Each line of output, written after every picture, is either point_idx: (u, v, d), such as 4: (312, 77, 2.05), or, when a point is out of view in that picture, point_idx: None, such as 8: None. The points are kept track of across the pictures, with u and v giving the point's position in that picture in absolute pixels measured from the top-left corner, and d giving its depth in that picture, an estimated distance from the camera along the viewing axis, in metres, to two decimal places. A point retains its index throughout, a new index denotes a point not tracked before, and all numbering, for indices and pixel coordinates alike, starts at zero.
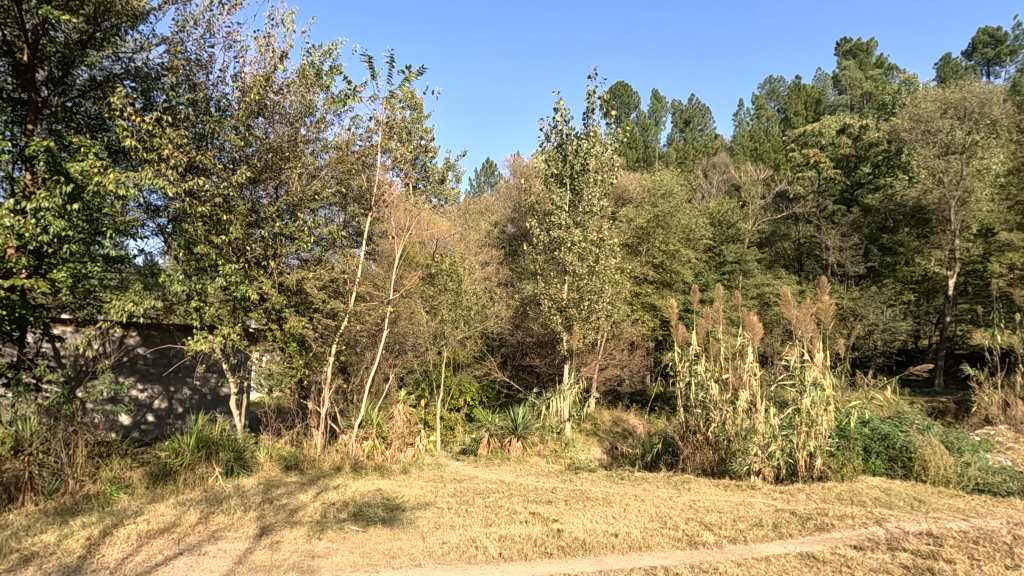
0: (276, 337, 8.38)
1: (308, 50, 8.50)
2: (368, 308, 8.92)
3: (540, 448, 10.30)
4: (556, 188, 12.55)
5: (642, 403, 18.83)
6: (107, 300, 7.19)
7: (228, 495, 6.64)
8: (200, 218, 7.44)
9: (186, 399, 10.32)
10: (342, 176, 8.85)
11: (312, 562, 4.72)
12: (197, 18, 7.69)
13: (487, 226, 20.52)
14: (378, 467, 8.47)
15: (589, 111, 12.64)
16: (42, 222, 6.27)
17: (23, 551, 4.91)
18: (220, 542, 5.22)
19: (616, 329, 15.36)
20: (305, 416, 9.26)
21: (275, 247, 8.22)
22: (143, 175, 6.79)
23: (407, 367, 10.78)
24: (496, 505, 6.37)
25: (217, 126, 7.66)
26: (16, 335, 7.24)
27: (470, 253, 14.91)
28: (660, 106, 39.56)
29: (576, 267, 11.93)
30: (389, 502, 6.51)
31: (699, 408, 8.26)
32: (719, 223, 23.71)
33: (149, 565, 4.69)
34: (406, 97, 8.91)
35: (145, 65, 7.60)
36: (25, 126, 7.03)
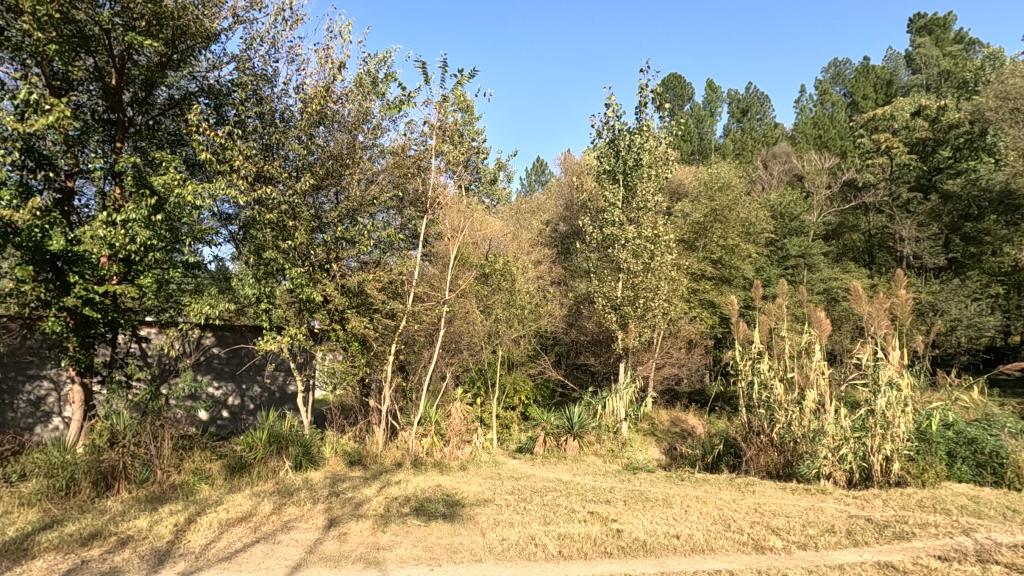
0: (339, 337, 8.69)
1: (364, 59, 8.79)
2: (425, 308, 9.17)
3: (596, 448, 10.22)
4: (609, 185, 12.40)
5: (701, 403, 18.31)
6: (186, 303, 7.72)
7: (298, 488, 6.97)
8: (268, 225, 7.83)
9: (258, 396, 10.83)
10: (398, 180, 9.13)
11: (378, 554, 4.89)
12: (263, 35, 8.11)
13: (539, 225, 20.51)
14: (437, 464, 8.66)
15: (641, 105, 12.41)
16: (131, 233, 6.73)
17: (119, 534, 5.35)
18: (292, 532, 5.50)
19: (673, 327, 15.01)
20: (367, 413, 9.59)
21: (336, 251, 8.56)
22: (217, 186, 7.23)
23: (463, 366, 10.96)
24: (554, 503, 6.38)
25: (282, 137, 8.06)
26: (109, 336, 7.86)
27: (522, 252, 14.95)
28: (715, 96, 38.29)
29: (631, 264, 11.72)
30: (449, 498, 6.65)
31: (762, 408, 8.04)
32: (781, 215, 22.69)
33: (229, 551, 5.01)
34: (458, 100, 9.06)
35: (217, 82, 8.10)
36: (114, 144, 7.67)
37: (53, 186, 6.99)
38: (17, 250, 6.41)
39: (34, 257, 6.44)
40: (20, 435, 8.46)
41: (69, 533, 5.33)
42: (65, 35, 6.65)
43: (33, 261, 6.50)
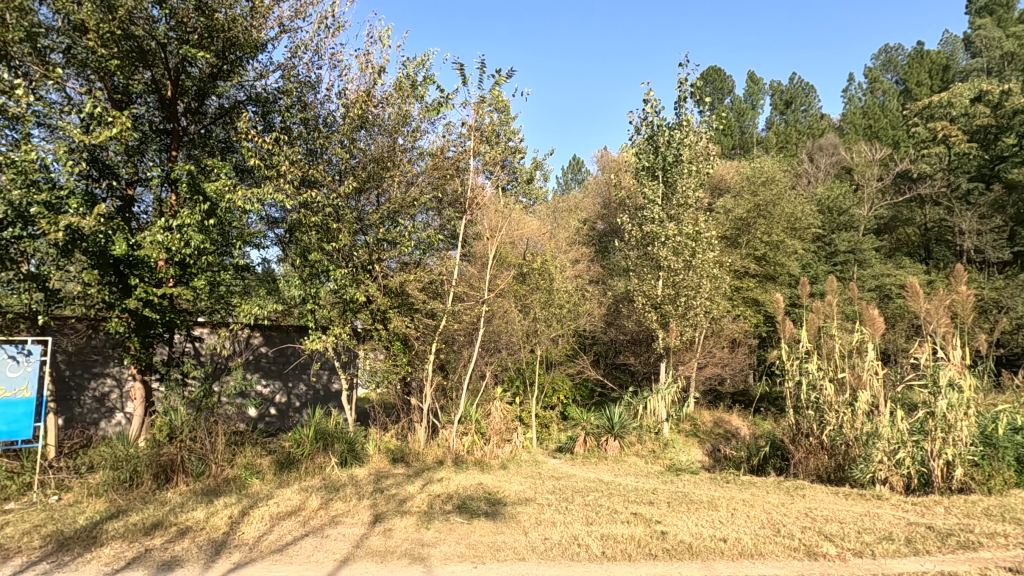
0: (382, 336, 8.87)
1: (404, 63, 8.92)
2: (465, 308, 9.29)
3: (637, 448, 10.10)
4: (648, 181, 12.21)
5: (745, 404, 17.82)
6: (237, 304, 8.02)
7: (344, 484, 7.15)
8: (313, 227, 8.04)
9: (303, 394, 11.14)
10: (437, 181, 9.25)
11: (423, 550, 4.97)
12: (307, 43, 8.34)
13: (577, 224, 20.38)
14: (478, 462, 8.74)
15: (680, 100, 12.18)
16: (186, 237, 7.05)
17: (179, 525, 5.62)
18: (340, 527, 5.64)
19: (716, 326, 14.66)
20: (409, 411, 9.75)
21: (378, 252, 8.76)
22: (265, 191, 7.48)
23: (502, 365, 11.01)
24: (596, 504, 6.34)
25: (326, 141, 8.28)
26: (166, 336, 8.26)
27: (560, 251, 14.88)
28: (756, 88, 37.17)
29: (672, 262, 11.51)
30: (491, 496, 6.69)
31: (812, 410, 7.74)
32: (829, 210, 21.85)
33: (281, 544, 5.18)
34: (495, 101, 9.10)
35: (264, 90, 8.40)
36: (170, 153, 8.03)
37: (115, 193, 7.37)
38: (83, 255, 6.78)
39: (99, 261, 6.81)
40: (87, 429, 8.97)
41: (133, 523, 5.62)
42: (125, 51, 7.02)
43: (98, 265, 6.86)
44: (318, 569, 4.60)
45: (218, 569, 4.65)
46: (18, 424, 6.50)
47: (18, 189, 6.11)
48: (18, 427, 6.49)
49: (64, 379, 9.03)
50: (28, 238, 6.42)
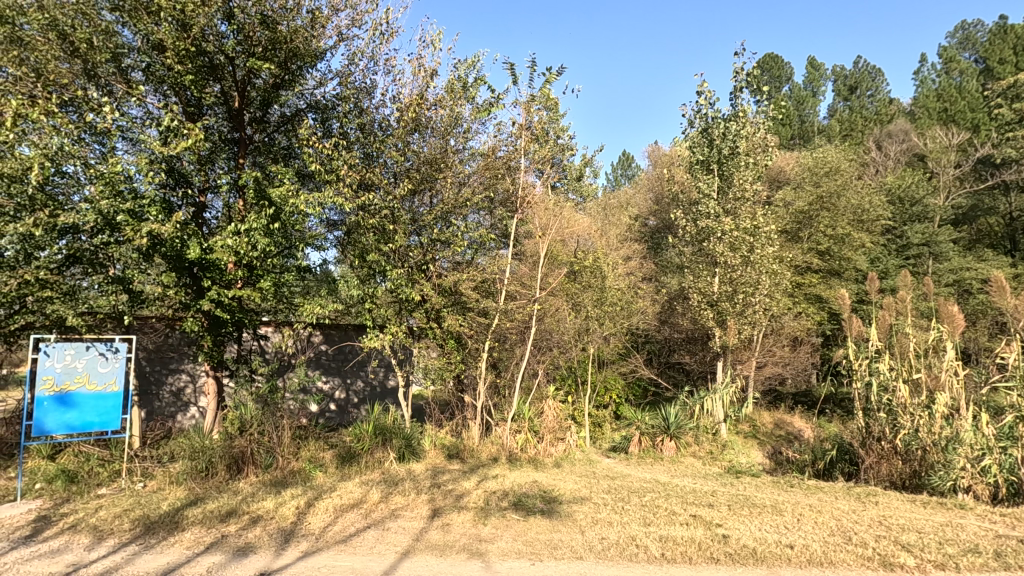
0: (436, 335, 9.05)
1: (455, 65, 9.05)
2: (518, 306, 9.34)
3: (694, 449, 9.86)
4: (703, 175, 11.86)
5: (808, 405, 17.02)
6: (300, 304, 8.38)
7: (403, 478, 7.34)
8: (371, 229, 8.30)
9: (361, 390, 11.48)
10: (489, 181, 9.34)
11: (481, 545, 5.04)
12: (363, 50, 8.61)
13: (628, 221, 20.07)
14: (532, 460, 8.77)
15: (736, 90, 11.76)
16: (253, 240, 7.41)
17: (252, 513, 5.93)
18: (400, 520, 5.80)
19: (776, 323, 14.08)
20: (463, 408, 9.89)
21: (432, 252, 8.93)
22: (325, 195, 7.73)
23: (554, 364, 10.99)
24: (653, 505, 6.24)
25: (381, 144, 8.51)
26: (236, 334, 8.74)
27: (611, 249, 14.68)
28: (817, 74, 35.37)
29: (729, 258, 11.12)
30: (546, 494, 6.70)
31: (883, 413, 7.31)
32: (899, 200, 20.41)
33: (345, 535, 5.38)
34: (544, 99, 9.09)
35: (322, 98, 8.77)
36: (238, 161, 8.49)
37: (190, 201, 7.81)
38: (162, 258, 7.30)
39: (175, 265, 7.35)
40: (166, 421, 9.59)
41: (211, 510, 5.98)
42: (199, 66, 7.46)
43: (175, 268, 7.37)
44: (380, 561, 4.74)
45: (288, 556, 4.88)
46: (109, 415, 7.06)
47: (106, 199, 6.54)
48: (109, 418, 7.05)
49: (146, 375, 9.70)
50: (114, 244, 6.92)
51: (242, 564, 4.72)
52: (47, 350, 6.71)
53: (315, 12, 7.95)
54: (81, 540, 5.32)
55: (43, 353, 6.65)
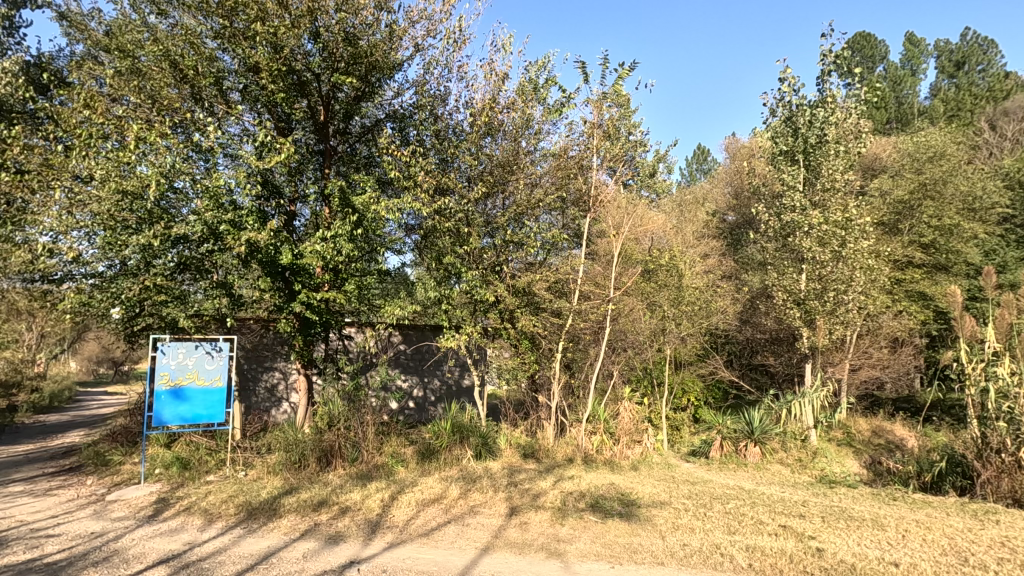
0: (510, 335, 9.16)
1: (526, 67, 9.12)
2: (591, 307, 9.25)
3: (782, 456, 9.32)
4: (787, 166, 11.24)
5: (912, 412, 15.60)
6: (381, 305, 8.77)
7: (480, 476, 7.48)
8: (447, 232, 8.59)
9: (437, 388, 11.80)
10: (560, 181, 9.44)
11: (559, 545, 5.05)
12: (438, 59, 8.87)
13: (704, 216, 19.33)
14: (608, 462, 8.66)
15: (823, 74, 11.02)
16: (338, 246, 7.79)
17: (341, 504, 6.28)
18: (479, 516, 5.93)
19: (872, 323, 13.03)
20: (537, 408, 9.93)
21: (506, 253, 9.04)
22: (404, 201, 8.01)
23: (629, 365, 10.77)
24: (738, 513, 5.98)
25: (455, 150, 8.77)
26: (324, 334, 9.29)
27: (687, 246, 14.20)
28: (917, 51, 32.38)
29: (817, 253, 10.34)
30: (624, 497, 6.60)
31: (1003, 422, 6.59)
32: (1019, 185, 18.28)
33: (427, 528, 5.57)
34: (616, 95, 8.93)
35: (399, 107, 9.21)
36: (324, 171, 9.02)
37: (282, 210, 8.38)
38: (259, 264, 7.88)
39: (271, 270, 7.91)
40: (262, 415, 10.33)
41: (304, 499, 6.39)
42: (289, 84, 7.97)
43: (270, 273, 7.94)
44: (461, 555, 4.87)
45: (375, 546, 5.12)
46: (215, 408, 7.73)
47: (211, 212, 7.17)
48: (215, 411, 7.71)
49: (245, 372, 10.50)
50: (218, 252, 7.57)
51: (334, 551, 5.01)
52: (164, 349, 7.45)
53: (393, 26, 8.32)
54: (194, 521, 5.86)
55: (160, 351, 7.40)
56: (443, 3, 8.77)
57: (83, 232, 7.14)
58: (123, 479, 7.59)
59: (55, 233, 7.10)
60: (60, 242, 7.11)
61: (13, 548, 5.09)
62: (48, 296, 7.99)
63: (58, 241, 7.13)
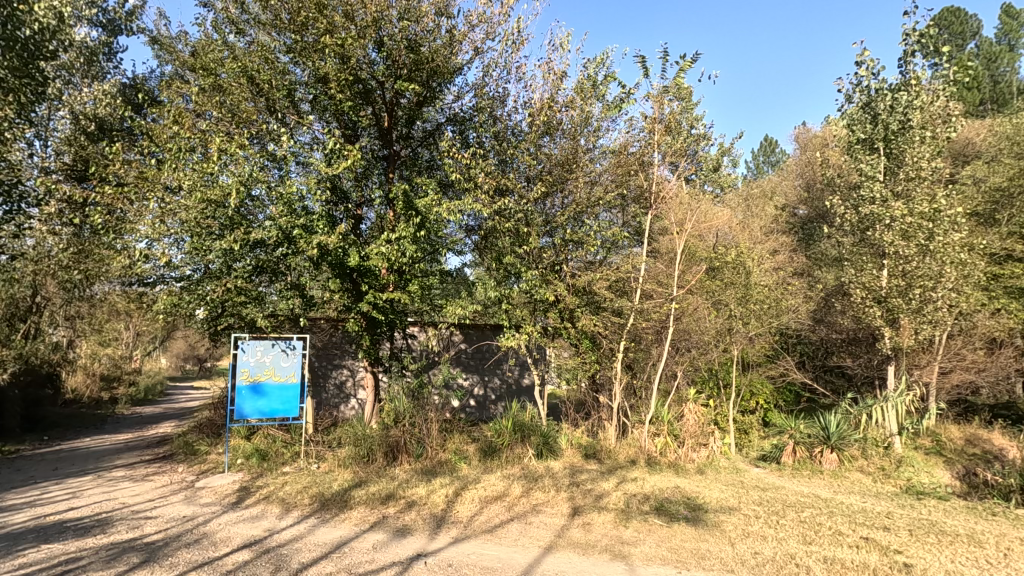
0: (571, 335, 9.12)
1: (584, 65, 9.06)
2: (654, 306, 9.06)
3: (862, 464, 8.76)
4: (865, 155, 10.57)
5: (1014, 420, 14.20)
6: (443, 305, 8.96)
7: (542, 475, 7.50)
8: (507, 232, 8.67)
9: (498, 387, 11.93)
10: (620, 178, 9.27)
11: (623, 547, 4.99)
12: (496, 61, 8.97)
13: (773, 210, 18.46)
14: (673, 465, 8.43)
15: (906, 55, 10.28)
16: (402, 247, 8.00)
17: (407, 498, 6.47)
18: (542, 515, 5.94)
19: (965, 323, 11.98)
20: (598, 408, 9.84)
21: (565, 252, 9.01)
22: (465, 202, 8.15)
23: (693, 365, 10.46)
24: (813, 522, 5.68)
25: (514, 150, 8.84)
26: (389, 333, 9.61)
27: (754, 242, 13.61)
28: (1016, 25, 29.47)
29: (900, 248, 9.63)
30: (690, 501, 6.42)
31: None
32: None
33: (491, 525, 5.65)
34: (678, 89, 8.67)
35: (459, 110, 9.38)
36: (388, 175, 9.34)
37: (349, 214, 8.73)
38: (328, 266, 8.24)
39: (340, 272, 8.26)
40: (332, 410, 10.81)
41: (373, 492, 6.63)
42: (355, 93, 8.28)
43: (339, 274, 8.29)
44: (525, 553, 4.91)
45: (441, 540, 5.24)
46: (290, 403, 8.15)
47: (285, 217, 7.56)
48: (290, 406, 8.13)
49: (316, 370, 11.02)
50: (292, 255, 7.97)
51: (402, 543, 5.18)
52: (244, 347, 7.94)
53: (453, 31, 8.51)
54: (273, 509, 6.22)
55: (241, 349, 7.88)
56: (501, 5, 8.85)
57: (173, 239, 7.71)
58: (209, 467, 8.17)
59: (149, 239, 7.72)
60: (153, 248, 7.67)
61: (118, 527, 5.59)
62: (144, 297, 8.72)
63: (152, 247, 7.70)
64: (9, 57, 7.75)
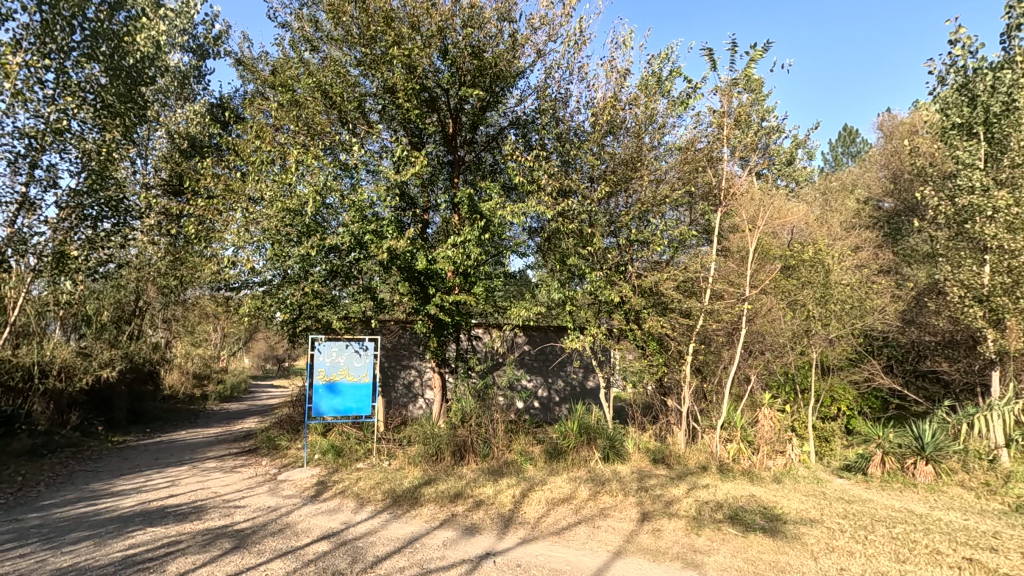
0: (637, 336, 8.93)
1: (648, 61, 8.88)
2: (725, 306, 8.70)
3: (963, 478, 8.00)
4: (962, 141, 9.72)
5: None
6: (507, 306, 9.04)
7: (609, 479, 7.39)
8: (571, 233, 8.64)
9: (562, 389, 11.89)
10: (687, 175, 9.05)
11: (695, 556, 4.84)
12: (559, 62, 8.97)
13: (855, 204, 17.31)
14: (747, 472, 8.07)
15: (1010, 29, 9.35)
16: (467, 250, 8.15)
17: (475, 497, 6.58)
18: (609, 519, 5.87)
19: None
20: (667, 412, 9.58)
21: (630, 253, 8.86)
22: (529, 204, 8.19)
23: (767, 369, 9.97)
24: (906, 538, 5.28)
25: (577, 151, 8.81)
26: (455, 335, 9.80)
27: (833, 239, 12.81)
28: None
29: (1005, 242, 8.73)
30: (767, 510, 6.13)
31: None
32: None
33: (558, 527, 5.64)
34: (747, 81, 8.34)
35: (523, 113, 9.48)
36: (453, 180, 9.54)
37: (417, 219, 8.99)
38: (397, 270, 8.52)
39: (408, 275, 8.50)
40: (401, 410, 11.15)
41: (442, 490, 6.78)
42: (421, 101, 8.53)
43: (408, 278, 8.53)
44: (594, 557, 4.86)
45: (509, 540, 5.29)
46: (363, 402, 8.49)
47: (356, 223, 7.90)
48: (363, 404, 8.48)
49: (386, 370, 11.42)
50: (363, 259, 8.28)
51: (472, 541, 5.27)
52: (320, 348, 8.33)
53: (515, 35, 8.58)
54: (349, 503, 6.50)
55: (317, 349, 8.27)
56: (563, 6, 8.84)
57: (255, 246, 8.23)
58: (290, 461, 8.66)
59: (235, 247, 8.28)
60: (239, 255, 8.27)
61: (211, 514, 6.03)
62: (230, 301, 9.38)
63: (237, 254, 8.29)
64: (116, 84, 8.51)
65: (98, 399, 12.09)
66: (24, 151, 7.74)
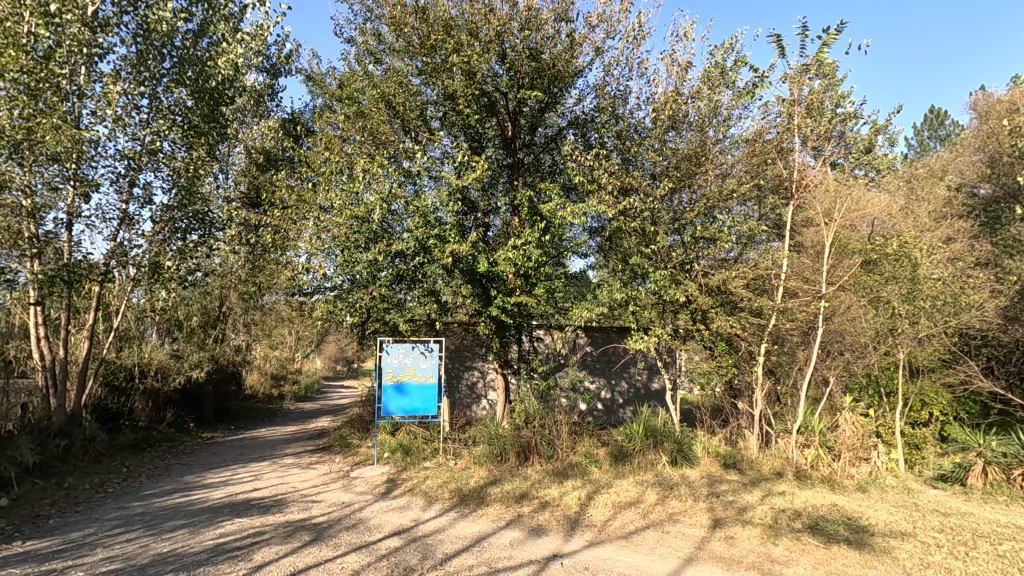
0: (704, 337, 8.62)
1: (710, 52, 8.61)
2: (799, 305, 8.24)
3: None
4: None
5: None
6: (569, 307, 9.01)
7: (677, 483, 7.18)
8: (633, 232, 8.48)
9: (625, 391, 11.69)
10: (755, 168, 8.78)
11: (773, 566, 4.62)
12: (617, 59, 8.85)
13: (945, 192, 16.00)
14: (827, 480, 7.62)
15: None
16: (528, 252, 8.18)
17: (541, 498, 6.58)
18: (679, 525, 5.71)
19: None
20: (737, 416, 9.20)
21: (696, 250, 8.59)
22: (589, 204, 8.12)
23: (847, 371, 9.38)
24: (1015, 557, 4.80)
25: (638, 148, 8.66)
26: (518, 336, 9.86)
27: (920, 230, 11.88)
28: None
29: None
30: (852, 521, 5.76)
31: None
32: None
33: (625, 531, 5.54)
34: (820, 66, 7.84)
35: (581, 112, 9.46)
36: (513, 183, 9.62)
37: (478, 223, 9.12)
38: (459, 273, 8.67)
39: (471, 278, 8.63)
40: (465, 411, 11.34)
41: (507, 491, 6.83)
42: (480, 106, 8.68)
43: (470, 281, 8.67)
44: (664, 563, 4.75)
45: (576, 543, 5.26)
46: (429, 402, 8.70)
47: (421, 228, 8.12)
48: (430, 405, 8.68)
49: (450, 371, 11.64)
50: (427, 263, 8.47)
51: (538, 542, 5.28)
52: (388, 350, 8.63)
53: (572, 35, 8.60)
54: (417, 501, 6.68)
55: (385, 351, 8.58)
56: (621, 2, 8.72)
57: (326, 253, 8.60)
58: (361, 460, 8.99)
59: (308, 254, 8.70)
60: (311, 261, 8.67)
61: (291, 508, 6.37)
62: (304, 306, 9.85)
63: (310, 262, 8.69)
64: (200, 106, 9.13)
65: (190, 399, 13.05)
66: (124, 171, 8.52)
